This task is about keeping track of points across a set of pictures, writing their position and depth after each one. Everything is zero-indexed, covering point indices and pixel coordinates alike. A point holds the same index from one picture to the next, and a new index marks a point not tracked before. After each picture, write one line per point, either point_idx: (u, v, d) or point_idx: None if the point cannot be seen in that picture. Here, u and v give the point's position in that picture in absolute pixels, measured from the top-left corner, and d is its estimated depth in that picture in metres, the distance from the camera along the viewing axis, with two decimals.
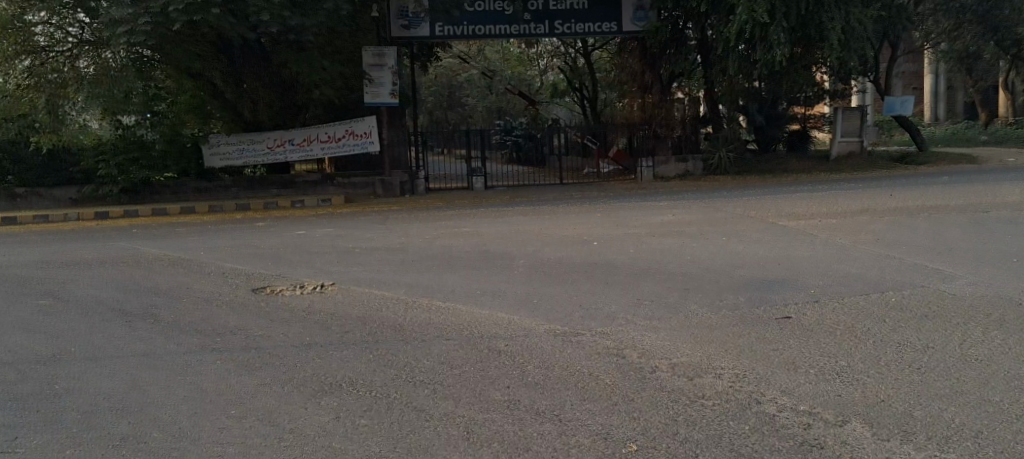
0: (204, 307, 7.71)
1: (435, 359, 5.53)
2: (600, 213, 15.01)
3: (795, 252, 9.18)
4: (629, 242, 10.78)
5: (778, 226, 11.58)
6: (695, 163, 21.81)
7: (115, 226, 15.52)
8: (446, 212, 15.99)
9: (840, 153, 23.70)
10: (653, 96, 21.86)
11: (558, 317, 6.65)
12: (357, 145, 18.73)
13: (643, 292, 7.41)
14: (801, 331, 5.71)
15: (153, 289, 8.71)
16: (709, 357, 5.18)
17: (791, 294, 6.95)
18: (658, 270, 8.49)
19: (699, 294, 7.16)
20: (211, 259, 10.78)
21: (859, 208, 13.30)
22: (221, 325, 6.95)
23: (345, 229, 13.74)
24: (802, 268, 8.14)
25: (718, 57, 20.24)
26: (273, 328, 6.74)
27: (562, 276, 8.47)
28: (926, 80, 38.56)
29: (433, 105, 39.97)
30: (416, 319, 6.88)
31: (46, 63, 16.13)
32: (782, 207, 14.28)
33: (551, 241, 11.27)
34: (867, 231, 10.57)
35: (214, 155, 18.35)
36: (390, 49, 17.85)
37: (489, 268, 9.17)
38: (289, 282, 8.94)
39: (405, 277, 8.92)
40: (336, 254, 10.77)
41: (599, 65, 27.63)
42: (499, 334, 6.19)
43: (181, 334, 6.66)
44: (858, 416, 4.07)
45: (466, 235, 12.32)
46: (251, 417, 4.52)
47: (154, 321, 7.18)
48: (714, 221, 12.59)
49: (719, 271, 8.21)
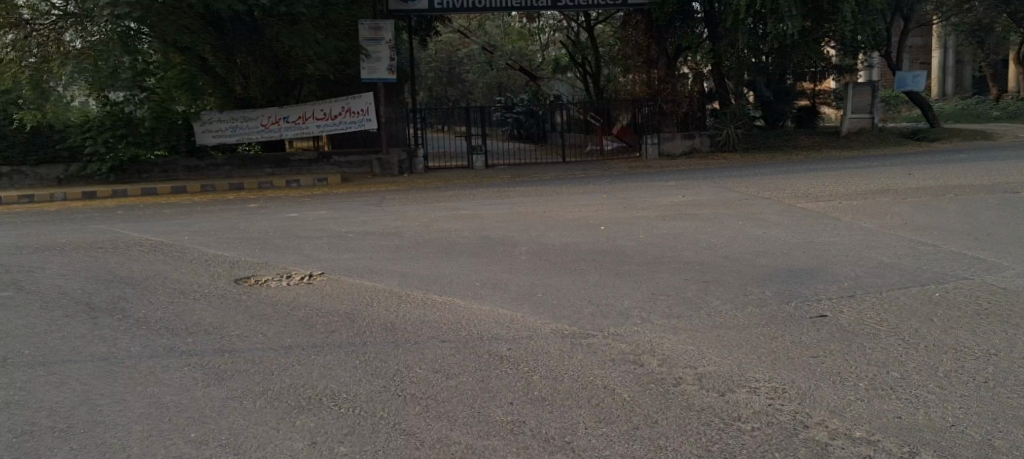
0: (178, 300, 7.08)
1: (429, 367, 4.90)
2: (606, 193, 14.33)
3: (819, 238, 8.53)
4: (640, 225, 10.13)
5: (796, 207, 10.92)
6: (701, 140, 21.14)
7: (102, 207, 14.87)
8: (446, 192, 15.33)
9: (851, 129, 22.98)
10: (659, 70, 21.02)
11: (567, 314, 6.00)
12: (355, 122, 18.01)
13: (658, 284, 6.77)
14: (839, 334, 5.07)
15: (126, 279, 8.07)
16: (740, 367, 4.56)
17: (821, 287, 6.32)
18: (672, 258, 7.84)
19: (721, 287, 6.53)
20: (194, 244, 10.12)
21: (878, 188, 12.64)
22: (193, 322, 6.32)
23: (339, 211, 13.07)
24: (829, 256, 7.51)
25: (726, 32, 19.50)
26: (252, 326, 6.10)
27: (568, 265, 7.83)
28: (933, 55, 37.71)
29: (432, 82, 39.04)
30: (408, 316, 6.24)
31: (29, 37, 15.47)
32: (796, 186, 13.62)
33: (555, 224, 10.61)
34: (893, 214, 9.90)
35: (207, 132, 17.65)
36: (388, 22, 17.03)
37: (490, 256, 8.53)
38: (274, 272, 8.28)
39: (398, 265, 8.28)
40: (327, 239, 10.13)
41: (602, 40, 26.84)
42: (502, 334, 5.57)
43: (149, 333, 6.03)
44: (927, 446, 3.45)
45: (465, 217, 11.67)
46: (214, 443, 3.91)
47: (121, 317, 6.54)
48: (727, 202, 11.91)
49: (738, 260, 7.58)
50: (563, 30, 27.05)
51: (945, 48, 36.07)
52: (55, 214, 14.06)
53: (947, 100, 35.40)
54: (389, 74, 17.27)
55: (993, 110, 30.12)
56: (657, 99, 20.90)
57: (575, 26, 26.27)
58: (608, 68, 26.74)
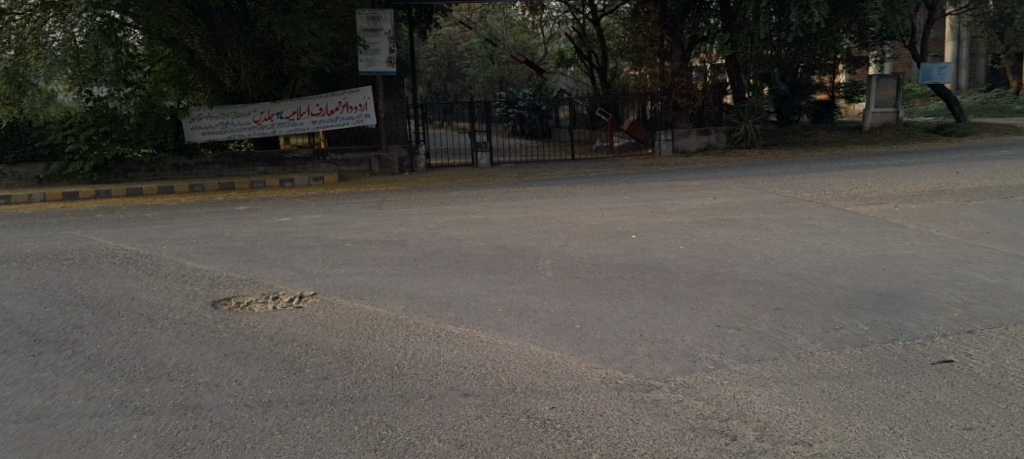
0: (142, 330, 5.90)
1: (451, 439, 3.76)
2: (625, 194, 13.17)
3: (890, 250, 7.36)
4: (676, 233, 8.92)
5: (848, 212, 9.74)
6: (717, 135, 19.78)
7: (82, 209, 13.71)
8: (452, 192, 14.18)
9: (873, 124, 21.76)
10: (673, 63, 19.78)
11: (615, 355, 4.82)
12: (352, 117, 16.76)
13: (721, 313, 5.58)
14: (984, 391, 3.91)
15: (85, 301, 6.89)
16: (872, 446, 3.42)
17: (927, 319, 5.15)
18: (725, 277, 6.66)
19: (799, 317, 5.37)
20: (172, 256, 8.94)
21: (929, 188, 11.46)
22: (155, 362, 5.12)
23: (336, 215, 11.88)
24: (916, 275, 6.34)
25: (745, 22, 18.21)
26: (223, 369, 4.92)
27: (604, 284, 6.67)
28: (947, 46, 36.43)
29: (431, 76, 37.52)
30: (420, 356, 5.04)
31: (7, 28, 14.33)
32: (835, 186, 12.45)
33: (579, 231, 9.43)
34: (964, 220, 8.72)
35: (196, 128, 16.47)
36: (387, 12, 15.84)
37: (511, 272, 7.33)
38: (260, 291, 7.11)
39: (404, 284, 7.10)
40: (321, 250, 8.96)
41: (608, 33, 25.57)
42: (539, 386, 4.40)
43: (97, 378, 4.85)
44: None
45: (476, 223, 10.48)
46: None
47: (68, 355, 5.36)
48: (766, 205, 10.74)
49: (806, 279, 6.42)
50: (567, 23, 25.70)
51: (959, 39, 34.74)
52: (28, 217, 12.92)
53: (965, 93, 34.23)
54: (388, 66, 16.01)
55: (1016, 104, 28.95)
56: (670, 93, 19.72)
57: (581, 18, 25.05)
58: (615, 61, 25.50)
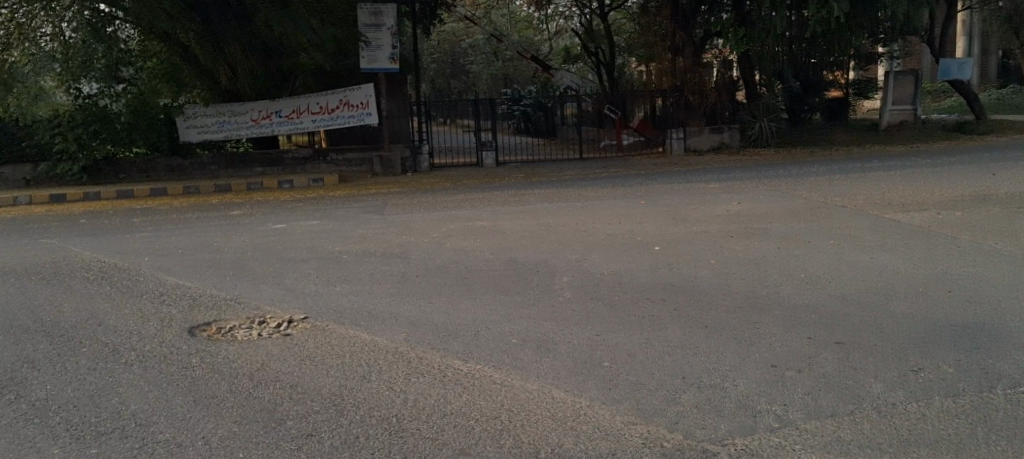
0: (102, 367, 5.11)
1: None
2: (641, 198, 12.32)
3: (947, 267, 6.58)
4: (704, 245, 8.12)
5: (885, 220, 8.95)
6: (731, 134, 18.93)
7: (68, 213, 12.90)
8: (458, 195, 13.41)
9: (891, 122, 20.92)
10: (684, 59, 18.79)
11: (658, 406, 4.04)
12: (353, 116, 15.85)
13: (776, 349, 4.77)
14: None
15: (47, 327, 6.08)
16: None
17: (1021, 359, 4.41)
18: (770, 301, 5.86)
19: (869, 355, 4.58)
20: (152, 271, 8.11)
21: (966, 194, 10.63)
22: (111, 412, 4.32)
23: (334, 221, 11.07)
24: (989, 300, 5.59)
25: (758, 17, 17.22)
26: (190, 423, 4.14)
27: (631, 308, 5.88)
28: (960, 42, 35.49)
29: (434, 73, 36.49)
30: (423, 404, 4.26)
31: None
32: (864, 190, 11.61)
33: (598, 242, 8.61)
34: (1020, 232, 7.93)
35: (191, 127, 15.59)
36: (390, 6, 15.02)
37: (525, 292, 6.55)
38: (245, 315, 6.31)
39: (405, 306, 6.33)
40: (315, 264, 8.16)
41: (616, 29, 24.81)
42: (568, 450, 3.62)
43: (39, 433, 4.07)
44: None
45: (483, 232, 9.67)
46: None
47: (12, 400, 4.57)
48: (795, 211, 9.95)
49: (863, 303, 5.65)
50: (574, 18, 24.40)
51: (973, 35, 33.82)
52: (10, 222, 12.14)
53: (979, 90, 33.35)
54: (391, 64, 15.19)
55: None
56: (683, 90, 18.80)
57: (586, 14, 24.00)
58: (624, 57, 24.62)
